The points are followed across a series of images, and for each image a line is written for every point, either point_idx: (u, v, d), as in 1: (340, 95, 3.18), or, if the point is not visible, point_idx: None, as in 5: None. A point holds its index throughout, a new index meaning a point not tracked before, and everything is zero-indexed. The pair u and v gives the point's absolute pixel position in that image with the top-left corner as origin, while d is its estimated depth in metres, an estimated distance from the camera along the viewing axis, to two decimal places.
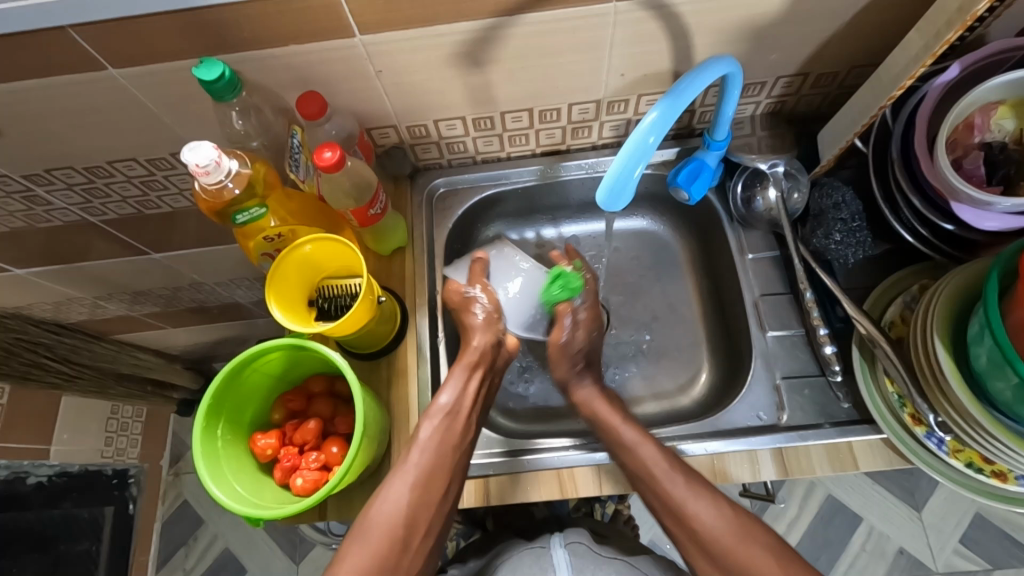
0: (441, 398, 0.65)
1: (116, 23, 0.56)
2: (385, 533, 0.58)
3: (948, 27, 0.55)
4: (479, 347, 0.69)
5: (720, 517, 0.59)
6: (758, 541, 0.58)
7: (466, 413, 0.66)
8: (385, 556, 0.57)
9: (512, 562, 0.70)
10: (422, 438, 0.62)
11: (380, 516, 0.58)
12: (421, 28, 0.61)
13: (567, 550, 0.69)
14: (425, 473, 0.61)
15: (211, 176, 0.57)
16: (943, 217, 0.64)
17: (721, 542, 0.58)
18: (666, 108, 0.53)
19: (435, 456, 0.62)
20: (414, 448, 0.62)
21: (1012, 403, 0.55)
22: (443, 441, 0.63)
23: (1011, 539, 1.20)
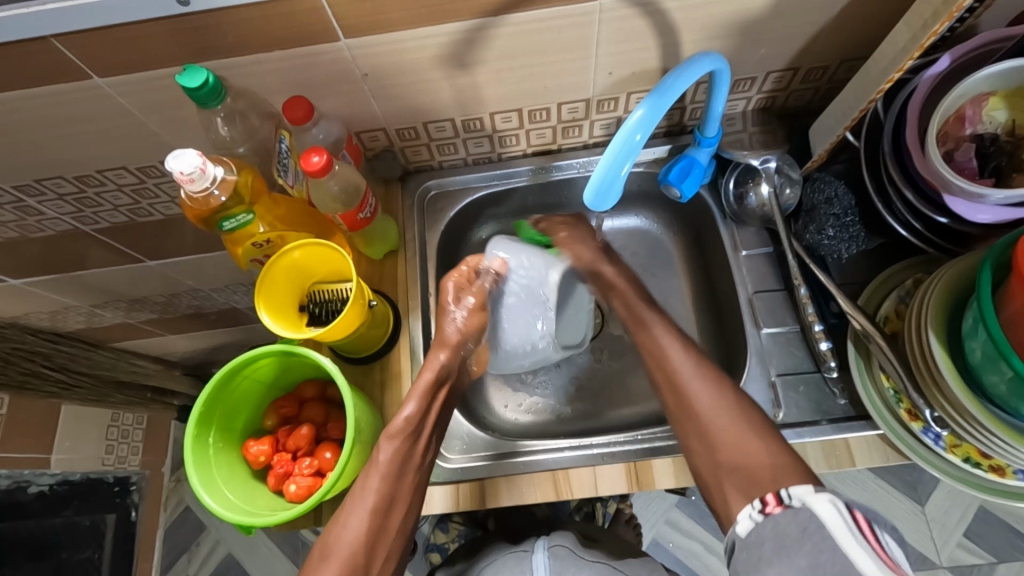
0: (404, 414, 0.60)
1: (98, 32, 0.56)
2: (344, 562, 0.53)
3: (936, 18, 0.55)
4: (440, 363, 0.65)
5: (764, 453, 0.52)
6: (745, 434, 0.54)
7: (422, 429, 0.62)
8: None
9: (496, 564, 0.70)
10: (381, 461, 0.58)
11: (340, 544, 0.54)
12: (405, 30, 0.61)
13: (549, 553, 0.68)
14: (386, 498, 0.57)
15: (197, 183, 0.57)
16: (937, 210, 0.64)
17: (717, 424, 0.56)
18: (652, 105, 0.52)
19: (393, 479, 0.58)
20: (372, 471, 0.58)
21: (1007, 397, 0.54)
22: (404, 461, 0.59)
23: (1016, 532, 1.19)
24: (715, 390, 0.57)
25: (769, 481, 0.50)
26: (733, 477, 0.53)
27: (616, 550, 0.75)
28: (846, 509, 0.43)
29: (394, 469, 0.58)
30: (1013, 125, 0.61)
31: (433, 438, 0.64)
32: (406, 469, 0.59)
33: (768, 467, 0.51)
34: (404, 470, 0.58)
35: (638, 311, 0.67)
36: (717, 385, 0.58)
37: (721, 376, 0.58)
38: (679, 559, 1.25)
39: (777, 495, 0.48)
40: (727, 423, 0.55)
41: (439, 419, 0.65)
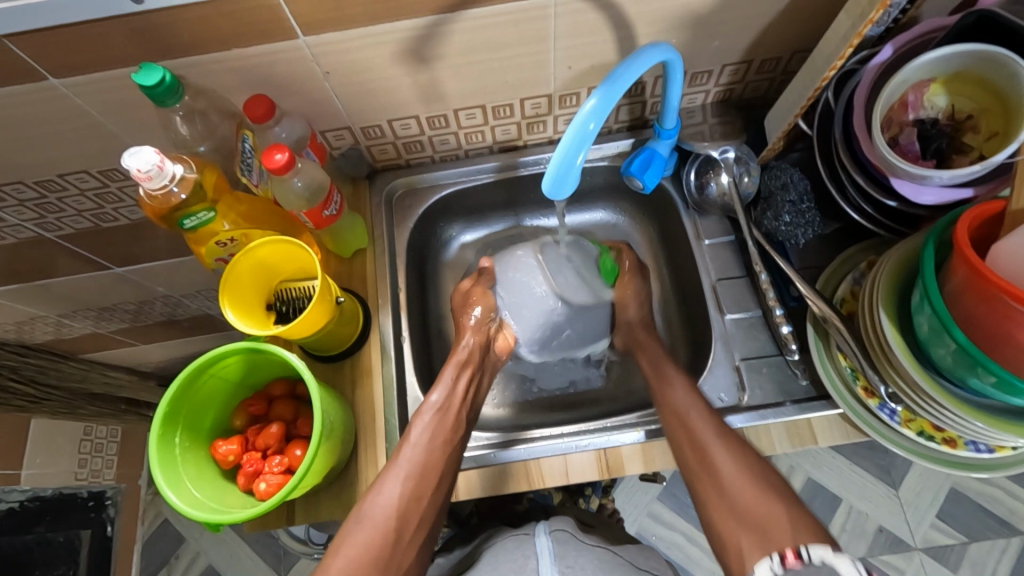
0: (430, 397, 0.69)
1: (49, 31, 0.55)
2: (380, 526, 0.58)
3: (870, 6, 0.57)
4: (469, 346, 0.75)
5: (767, 507, 0.55)
6: (754, 476, 0.58)
7: (454, 415, 0.69)
8: (380, 551, 0.57)
9: (496, 548, 0.70)
10: (414, 436, 0.65)
11: (372, 516, 0.59)
12: (363, 27, 0.62)
13: (551, 537, 0.67)
14: (419, 470, 0.62)
15: (155, 181, 0.57)
16: (886, 193, 0.66)
17: (735, 486, 0.58)
18: (604, 95, 0.53)
19: (425, 454, 0.63)
20: (406, 444, 0.64)
21: (954, 369, 0.57)
22: (434, 437, 0.65)
23: (985, 511, 1.23)
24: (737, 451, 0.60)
25: (788, 539, 0.51)
26: (746, 526, 0.55)
27: (613, 538, 0.76)
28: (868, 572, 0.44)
29: (426, 440, 0.65)
30: (952, 109, 0.64)
31: (464, 422, 0.70)
32: (435, 442, 0.65)
33: (787, 528, 0.52)
34: (435, 443, 0.64)
35: (671, 384, 0.69)
36: (723, 427, 0.63)
37: (731, 435, 0.62)
38: (662, 551, 1.27)
39: (796, 551, 0.50)
40: (742, 477, 0.58)
41: (469, 398, 0.72)
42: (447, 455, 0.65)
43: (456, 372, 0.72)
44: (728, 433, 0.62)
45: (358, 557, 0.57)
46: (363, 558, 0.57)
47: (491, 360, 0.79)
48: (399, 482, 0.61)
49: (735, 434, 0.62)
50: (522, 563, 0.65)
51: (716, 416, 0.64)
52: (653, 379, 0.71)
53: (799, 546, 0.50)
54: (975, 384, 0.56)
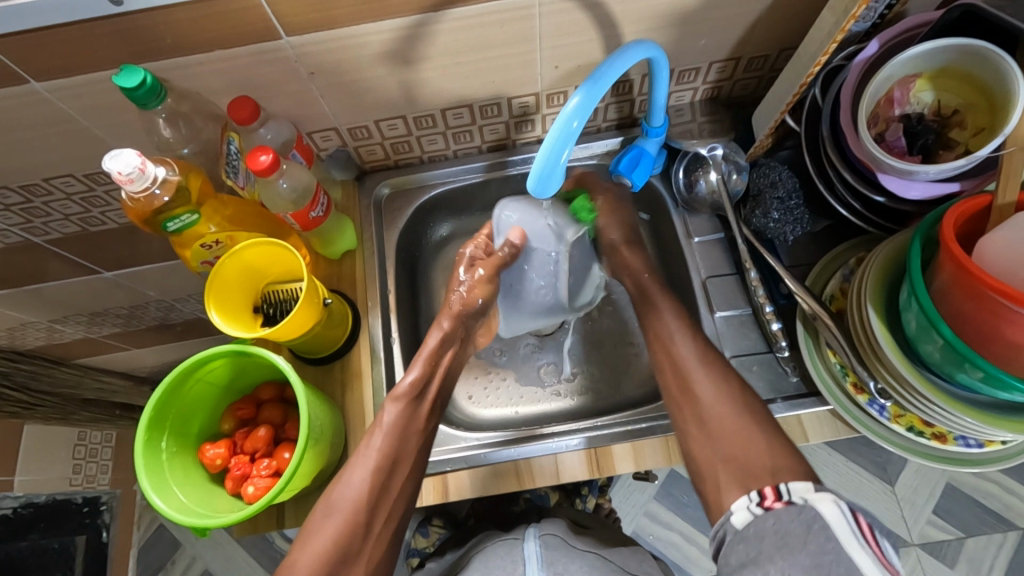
0: (406, 380, 0.67)
1: (28, 35, 0.55)
2: (348, 516, 0.58)
3: (853, 2, 0.57)
4: (444, 329, 0.72)
5: (769, 455, 0.53)
6: (736, 421, 0.58)
7: (424, 400, 0.68)
8: (347, 542, 0.57)
9: (487, 552, 0.70)
10: (384, 421, 0.64)
11: (341, 506, 0.58)
12: (346, 28, 0.61)
13: (539, 542, 0.68)
14: (388, 458, 0.62)
15: (136, 184, 0.56)
16: (874, 189, 0.65)
17: (726, 428, 0.57)
18: (587, 93, 0.53)
19: (394, 440, 0.63)
20: (376, 430, 0.63)
21: (942, 365, 0.56)
22: (405, 423, 0.64)
23: (982, 506, 1.23)
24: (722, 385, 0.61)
25: (770, 478, 0.50)
26: (734, 477, 0.54)
27: (607, 539, 0.76)
28: (848, 513, 0.43)
29: (398, 426, 0.64)
30: (938, 104, 0.64)
31: (436, 404, 0.70)
32: (408, 431, 0.64)
33: (772, 472, 0.51)
34: (406, 432, 0.64)
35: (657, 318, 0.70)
36: (710, 365, 0.63)
37: (726, 373, 0.62)
38: (659, 550, 1.26)
39: (776, 490, 0.49)
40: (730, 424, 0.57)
41: (443, 384, 0.71)
42: (417, 441, 0.65)
43: (428, 353, 0.70)
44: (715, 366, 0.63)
45: (325, 548, 0.56)
46: (331, 550, 0.55)
47: (468, 341, 0.77)
48: (369, 471, 0.60)
49: (721, 368, 0.63)
50: (510, 568, 0.65)
51: (712, 357, 0.64)
52: (644, 319, 0.72)
53: (779, 487, 0.49)
54: (963, 379, 0.55)
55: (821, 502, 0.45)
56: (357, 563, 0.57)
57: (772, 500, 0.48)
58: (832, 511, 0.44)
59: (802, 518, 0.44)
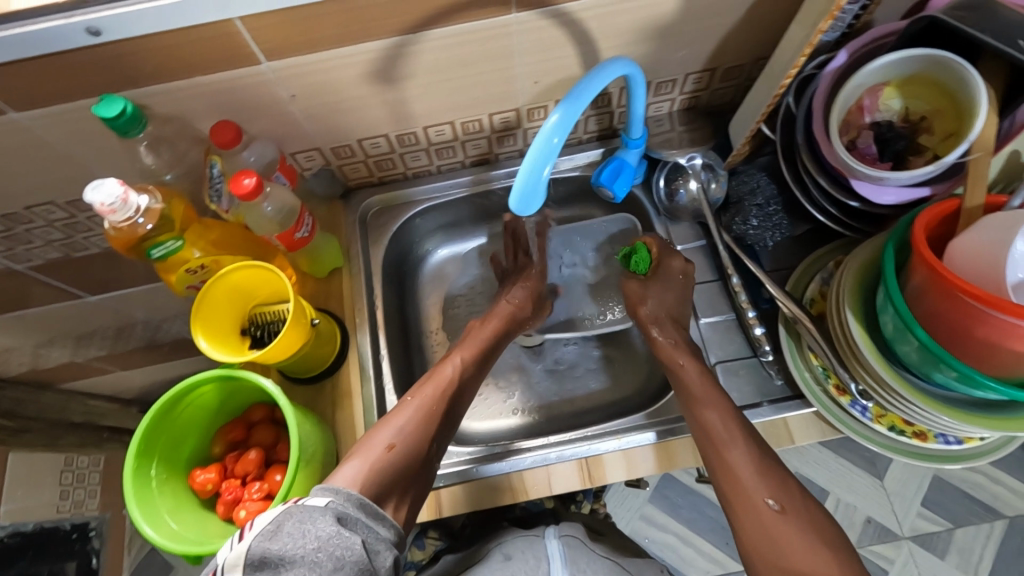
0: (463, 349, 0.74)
1: (5, 67, 0.55)
2: (415, 441, 0.61)
3: (820, 16, 0.58)
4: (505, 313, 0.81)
5: None
6: (797, 526, 0.55)
7: (487, 357, 0.76)
8: (411, 461, 0.60)
9: (507, 545, 0.70)
10: (458, 360, 0.72)
11: (411, 424, 0.63)
12: (326, 51, 0.62)
13: (561, 541, 0.69)
14: (455, 396, 0.69)
15: (119, 213, 0.56)
16: (848, 195, 0.67)
17: (793, 546, 0.54)
18: (567, 110, 0.53)
19: (462, 381, 0.70)
20: (449, 366, 0.71)
21: (918, 364, 0.58)
22: (473, 368, 0.73)
23: (968, 496, 1.25)
24: (780, 493, 0.58)
25: None
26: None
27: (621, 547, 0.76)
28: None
29: (467, 368, 0.72)
30: (906, 111, 0.66)
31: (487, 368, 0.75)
32: (467, 382, 0.71)
33: None
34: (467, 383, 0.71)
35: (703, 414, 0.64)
36: (767, 473, 0.59)
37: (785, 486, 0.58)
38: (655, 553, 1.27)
39: None
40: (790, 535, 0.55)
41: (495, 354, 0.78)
42: (474, 385, 0.73)
43: (490, 325, 0.79)
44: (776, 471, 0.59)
45: (395, 459, 0.59)
46: (399, 459, 0.59)
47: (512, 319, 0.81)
48: (441, 397, 0.67)
49: (780, 475, 0.59)
50: (534, 565, 0.66)
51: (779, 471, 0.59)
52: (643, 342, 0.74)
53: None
54: (939, 378, 0.57)
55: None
56: (413, 482, 0.60)
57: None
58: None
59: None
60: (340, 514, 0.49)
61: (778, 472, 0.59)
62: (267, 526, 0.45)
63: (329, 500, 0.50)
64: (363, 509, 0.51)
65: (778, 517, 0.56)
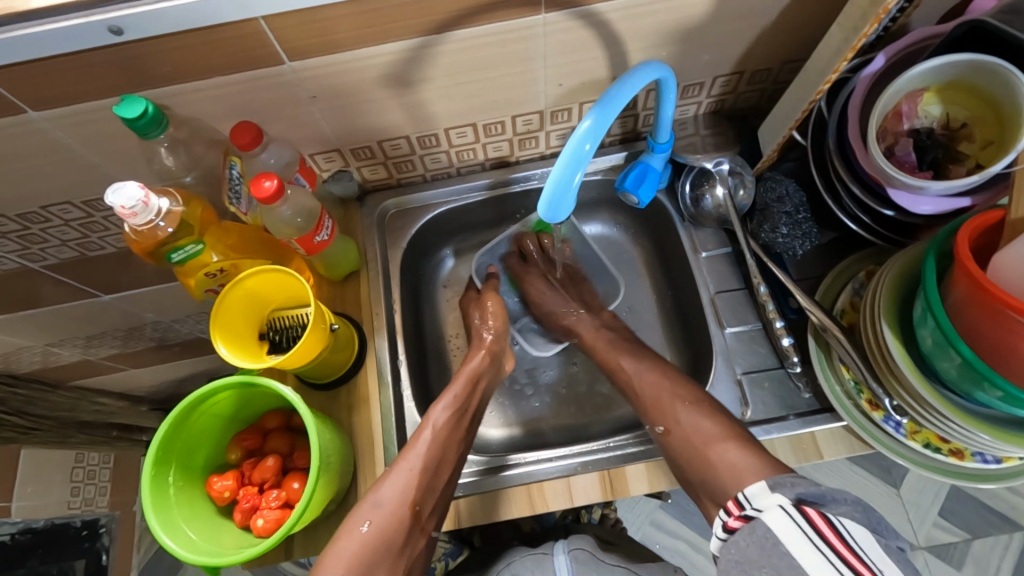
0: (440, 406, 0.70)
1: (25, 66, 0.53)
2: (393, 517, 0.61)
3: (863, 21, 0.56)
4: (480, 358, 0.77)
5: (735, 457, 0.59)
6: (681, 439, 0.65)
7: (468, 406, 0.72)
8: (393, 537, 0.60)
9: (513, 565, 0.69)
10: (435, 420, 0.68)
11: (389, 502, 0.62)
12: (348, 52, 0.60)
13: (569, 556, 0.68)
14: (435, 457, 0.65)
15: (140, 217, 0.55)
16: (883, 204, 0.65)
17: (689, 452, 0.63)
18: (598, 116, 0.52)
19: (442, 442, 0.67)
20: (427, 428, 0.67)
21: (959, 382, 0.56)
22: (452, 425, 0.69)
23: (986, 507, 1.23)
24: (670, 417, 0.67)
25: (734, 486, 0.57)
26: (712, 489, 0.60)
27: (634, 554, 0.74)
28: (795, 510, 0.48)
29: (447, 427, 0.68)
30: (946, 118, 0.63)
31: (472, 418, 0.73)
32: (452, 436, 0.68)
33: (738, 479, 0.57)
34: (450, 439, 0.68)
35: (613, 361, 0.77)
36: (655, 386, 0.72)
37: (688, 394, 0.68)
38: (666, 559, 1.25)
39: (738, 501, 0.54)
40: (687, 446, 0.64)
41: (480, 400, 0.75)
42: (460, 440, 0.69)
43: (468, 371, 0.75)
44: (662, 397, 0.70)
45: (375, 542, 0.59)
46: (377, 541, 0.59)
47: (499, 362, 0.80)
48: (418, 464, 0.64)
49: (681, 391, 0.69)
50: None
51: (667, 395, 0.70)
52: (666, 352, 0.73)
53: (741, 498, 0.54)
54: (981, 397, 0.55)
55: (769, 509, 0.50)
56: (400, 555, 0.61)
57: (735, 517, 0.53)
58: (779, 515, 0.49)
59: (754, 535, 0.49)
60: None
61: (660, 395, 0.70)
62: None
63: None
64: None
65: (666, 438, 0.66)
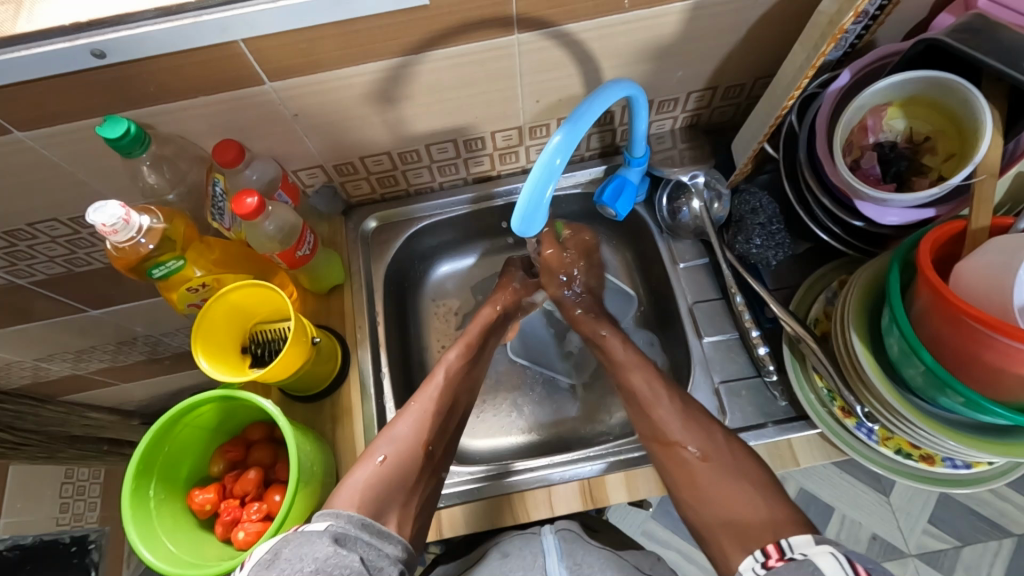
0: (449, 357, 0.77)
1: (8, 89, 0.55)
2: (409, 450, 0.65)
3: (823, 39, 0.58)
4: (487, 315, 0.84)
5: (757, 509, 0.58)
6: (714, 467, 0.62)
7: (471, 361, 0.79)
8: (409, 470, 0.63)
9: (501, 547, 0.68)
10: (446, 368, 0.76)
11: (404, 437, 0.66)
12: (329, 72, 0.62)
13: (556, 536, 0.67)
14: (444, 404, 0.72)
15: (121, 234, 0.57)
16: (852, 214, 0.67)
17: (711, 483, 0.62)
18: (568, 131, 0.53)
19: (448, 387, 0.74)
20: (437, 372, 0.75)
21: (924, 389, 0.57)
22: (461, 371, 0.76)
23: (975, 513, 1.23)
24: (704, 442, 0.65)
25: (768, 535, 0.54)
26: (725, 529, 0.58)
27: (619, 542, 0.74)
28: (844, 559, 0.45)
29: (454, 372, 0.76)
30: (910, 132, 0.65)
31: (477, 373, 0.79)
32: (461, 381, 0.76)
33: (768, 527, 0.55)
34: (461, 384, 0.75)
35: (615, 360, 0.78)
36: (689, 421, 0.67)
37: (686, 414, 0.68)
38: None
39: (778, 549, 0.52)
40: (705, 478, 0.62)
41: (483, 359, 0.81)
42: (466, 389, 0.76)
43: (472, 329, 0.82)
44: (702, 425, 0.66)
45: (392, 471, 0.62)
46: (393, 472, 0.62)
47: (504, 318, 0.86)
48: (430, 406, 0.70)
49: (703, 425, 0.66)
50: (531, 561, 0.64)
51: (699, 425, 0.67)
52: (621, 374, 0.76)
53: (782, 544, 0.52)
54: (946, 403, 0.56)
55: (818, 554, 0.48)
56: (416, 490, 0.63)
57: (775, 559, 0.50)
58: (828, 560, 0.46)
59: (799, 570, 0.46)
60: (337, 534, 0.51)
61: (689, 416, 0.68)
62: (265, 554, 0.47)
63: (329, 524, 0.52)
64: (363, 528, 0.54)
65: (699, 462, 0.63)
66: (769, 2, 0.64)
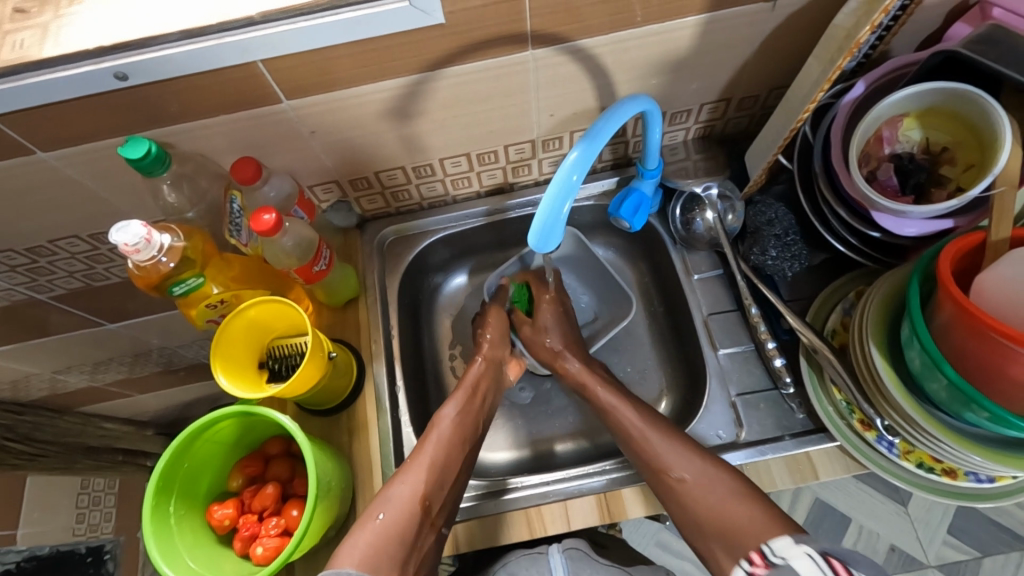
0: (446, 410, 0.71)
1: (33, 110, 0.56)
2: (407, 509, 0.61)
3: (839, 53, 0.58)
4: (485, 360, 0.79)
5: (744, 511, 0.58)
6: (698, 487, 0.61)
7: (473, 411, 0.74)
8: (407, 528, 0.60)
9: (510, 565, 0.69)
10: (442, 420, 0.70)
11: (402, 495, 0.62)
12: (346, 89, 0.63)
13: (563, 555, 0.68)
14: (443, 455, 0.67)
15: (142, 253, 0.58)
16: (869, 225, 0.66)
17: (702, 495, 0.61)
18: (584, 148, 0.54)
19: (449, 441, 0.69)
20: (435, 429, 0.69)
21: (947, 403, 0.57)
22: (460, 424, 0.71)
23: (997, 524, 1.21)
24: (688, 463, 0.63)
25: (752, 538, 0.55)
26: (720, 542, 0.58)
27: (626, 557, 0.75)
28: (821, 559, 0.49)
29: (453, 427, 0.70)
30: (927, 142, 0.65)
31: (478, 425, 0.74)
32: (463, 431, 0.71)
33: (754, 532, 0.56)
34: (455, 438, 0.69)
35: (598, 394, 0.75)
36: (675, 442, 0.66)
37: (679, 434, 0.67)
38: None
39: (761, 552, 0.53)
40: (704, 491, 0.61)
41: (483, 409, 0.76)
42: (469, 441, 0.71)
43: (470, 377, 0.77)
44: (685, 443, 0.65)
45: (390, 530, 0.59)
46: (392, 531, 0.59)
47: (500, 369, 0.81)
48: (427, 460, 0.66)
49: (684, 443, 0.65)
50: None
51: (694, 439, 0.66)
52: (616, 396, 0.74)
53: (763, 549, 0.54)
54: (969, 417, 0.55)
55: (795, 556, 0.50)
56: (414, 549, 0.60)
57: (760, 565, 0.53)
58: (804, 562, 0.49)
59: None
60: None
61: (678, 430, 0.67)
62: None
63: None
64: None
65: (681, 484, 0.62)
66: (783, 15, 0.64)
